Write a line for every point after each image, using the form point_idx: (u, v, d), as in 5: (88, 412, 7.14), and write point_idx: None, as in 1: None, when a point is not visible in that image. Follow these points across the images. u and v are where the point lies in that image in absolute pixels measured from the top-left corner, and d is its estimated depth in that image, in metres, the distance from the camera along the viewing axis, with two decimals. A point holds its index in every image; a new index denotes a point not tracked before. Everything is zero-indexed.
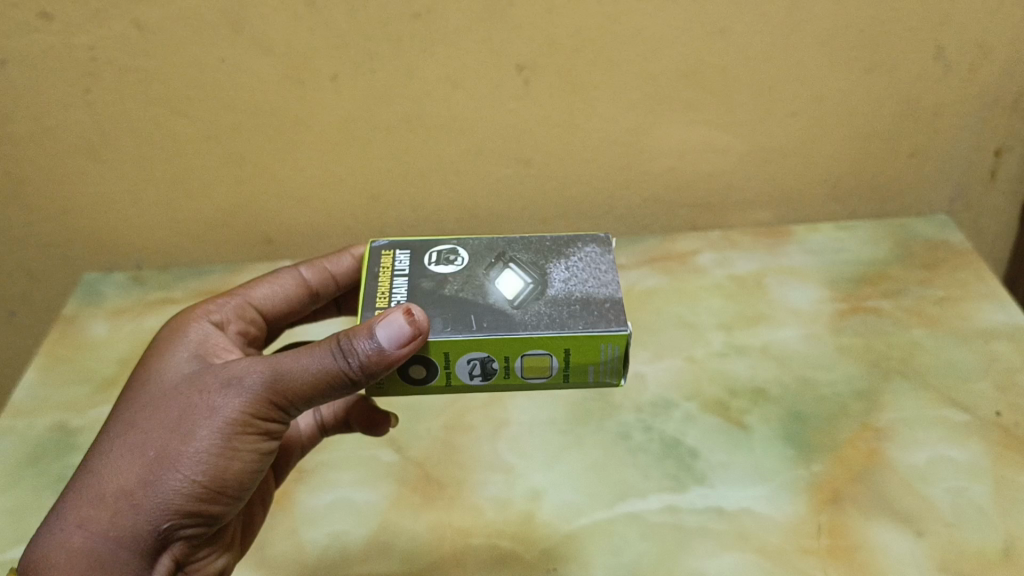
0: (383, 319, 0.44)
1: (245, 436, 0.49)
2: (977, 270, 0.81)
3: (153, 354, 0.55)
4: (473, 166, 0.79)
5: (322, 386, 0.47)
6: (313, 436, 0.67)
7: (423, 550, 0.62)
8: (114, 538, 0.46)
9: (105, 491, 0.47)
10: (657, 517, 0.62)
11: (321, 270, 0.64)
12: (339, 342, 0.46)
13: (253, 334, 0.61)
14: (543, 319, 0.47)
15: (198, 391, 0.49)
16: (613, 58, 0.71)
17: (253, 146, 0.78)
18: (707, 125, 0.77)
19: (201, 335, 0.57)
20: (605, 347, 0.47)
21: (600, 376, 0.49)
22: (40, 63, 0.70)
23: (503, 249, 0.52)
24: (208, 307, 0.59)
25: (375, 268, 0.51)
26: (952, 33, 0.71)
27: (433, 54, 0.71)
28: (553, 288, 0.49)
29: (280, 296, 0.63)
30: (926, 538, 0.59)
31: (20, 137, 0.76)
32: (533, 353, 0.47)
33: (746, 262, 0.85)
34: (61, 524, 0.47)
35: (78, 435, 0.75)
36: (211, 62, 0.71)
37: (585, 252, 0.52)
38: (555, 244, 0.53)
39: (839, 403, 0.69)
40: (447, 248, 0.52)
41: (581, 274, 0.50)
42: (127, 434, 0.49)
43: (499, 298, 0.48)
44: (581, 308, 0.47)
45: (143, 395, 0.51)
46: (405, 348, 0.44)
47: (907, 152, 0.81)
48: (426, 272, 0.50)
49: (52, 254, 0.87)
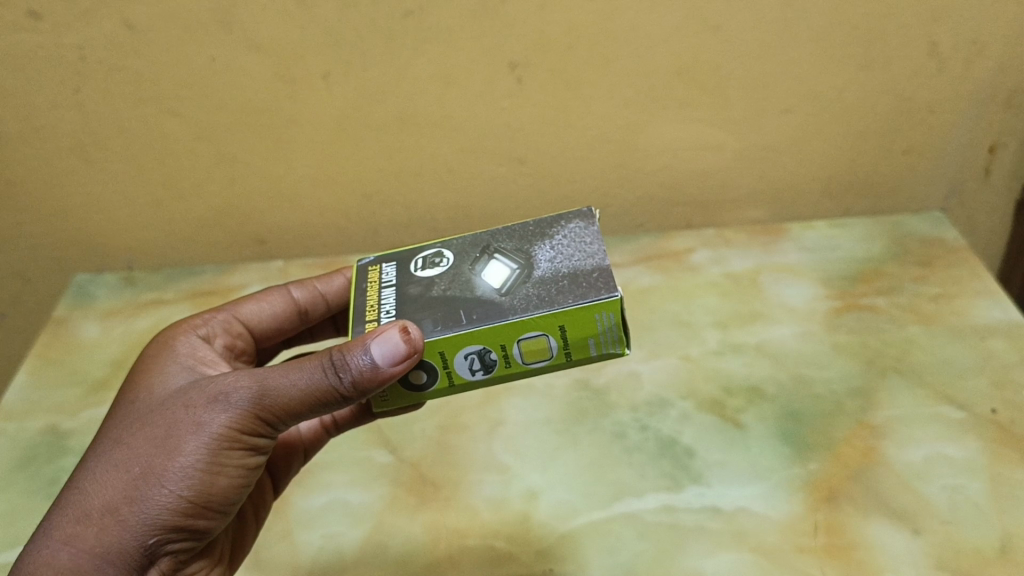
0: (378, 335, 0.44)
1: (231, 452, 0.48)
2: (972, 266, 0.81)
3: (142, 370, 0.55)
4: (467, 165, 0.79)
5: (311, 402, 0.46)
6: (316, 438, 0.64)
7: (420, 551, 0.61)
8: (99, 555, 0.45)
9: (92, 508, 0.47)
10: (653, 517, 0.61)
11: (311, 291, 0.63)
12: (331, 357, 0.45)
13: (240, 347, 0.61)
14: (532, 302, 0.45)
15: (184, 406, 0.48)
16: (607, 56, 0.71)
17: (245, 146, 0.77)
18: (702, 123, 0.77)
19: (189, 350, 0.57)
20: (600, 317, 0.44)
21: (604, 348, 0.45)
22: (29, 63, 0.69)
23: (488, 241, 0.50)
24: (195, 321, 0.59)
25: (363, 283, 0.51)
26: (947, 30, 0.71)
27: (425, 53, 0.70)
28: (540, 269, 0.47)
29: (270, 314, 0.63)
30: (923, 535, 0.59)
31: (9, 138, 0.75)
32: (528, 337, 0.45)
33: (741, 260, 0.85)
34: (46, 541, 0.46)
35: (69, 438, 0.75)
36: (202, 61, 0.70)
37: (570, 229, 0.49)
38: (539, 226, 0.50)
39: (835, 401, 0.69)
40: (433, 251, 0.51)
41: (566, 250, 0.48)
42: (114, 450, 0.48)
43: (487, 289, 0.47)
44: (569, 282, 0.45)
45: (132, 411, 0.51)
46: (399, 365, 0.43)
47: (902, 149, 0.80)
48: (413, 278, 0.49)
49: (42, 255, 0.86)
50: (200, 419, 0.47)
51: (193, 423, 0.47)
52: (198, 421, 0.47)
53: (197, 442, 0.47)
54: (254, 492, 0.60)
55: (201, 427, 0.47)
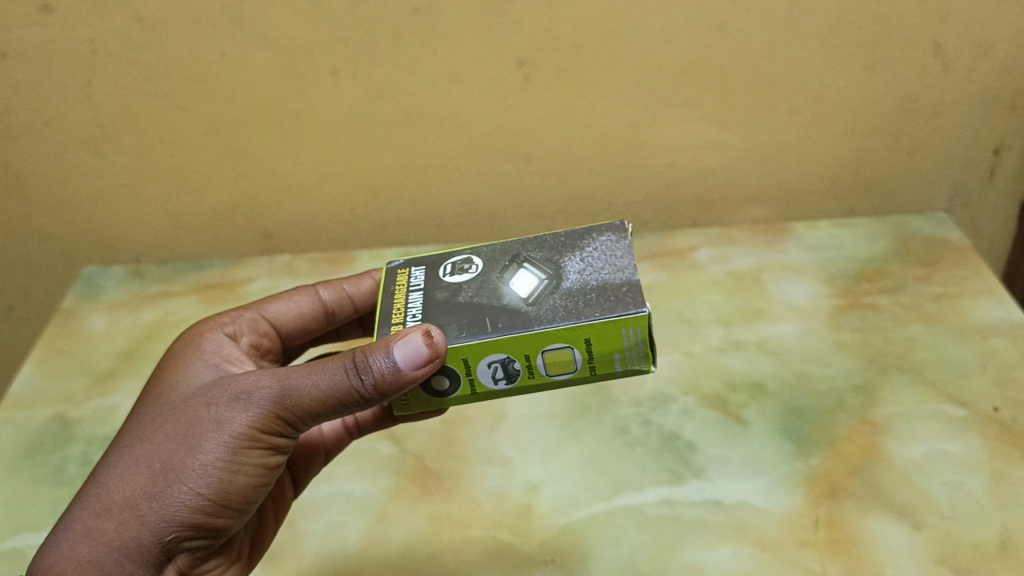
0: (401, 338, 0.44)
1: (252, 451, 0.48)
2: (976, 267, 0.81)
3: (169, 365, 0.56)
4: (472, 161, 0.80)
5: (332, 403, 0.47)
6: (338, 439, 0.64)
7: (422, 542, 0.62)
8: (118, 549, 0.47)
9: (113, 502, 0.48)
10: (654, 510, 0.62)
11: (339, 292, 0.63)
12: (353, 358, 0.45)
13: (266, 347, 0.62)
14: (558, 313, 0.45)
15: (207, 404, 0.49)
16: (613, 54, 0.72)
17: (253, 140, 0.78)
18: (706, 123, 0.77)
19: (215, 347, 0.57)
20: (626, 331, 0.44)
21: (629, 364, 0.46)
22: (42, 56, 0.71)
23: (517, 250, 0.51)
24: (222, 318, 0.60)
25: (391, 285, 0.52)
26: (952, 31, 0.71)
27: (432, 49, 0.71)
28: (568, 280, 0.47)
29: (296, 314, 0.63)
30: (923, 531, 0.59)
31: (20, 129, 0.76)
32: (552, 348, 0.45)
33: (745, 258, 0.85)
34: (69, 533, 0.48)
35: (75, 426, 0.75)
36: (212, 56, 0.71)
37: (601, 242, 0.50)
38: (569, 237, 0.51)
39: (837, 398, 0.69)
40: (462, 257, 0.52)
41: (596, 262, 0.48)
42: (138, 446, 0.50)
43: (513, 298, 0.47)
44: (597, 295, 0.45)
45: (156, 407, 0.52)
46: (421, 369, 0.44)
47: (907, 150, 0.81)
48: (441, 284, 0.50)
49: (51, 247, 0.88)
50: (221, 417, 0.48)
51: (214, 421, 0.48)
52: (220, 419, 0.48)
53: (217, 441, 0.48)
54: (274, 490, 0.61)
55: (222, 425, 0.48)
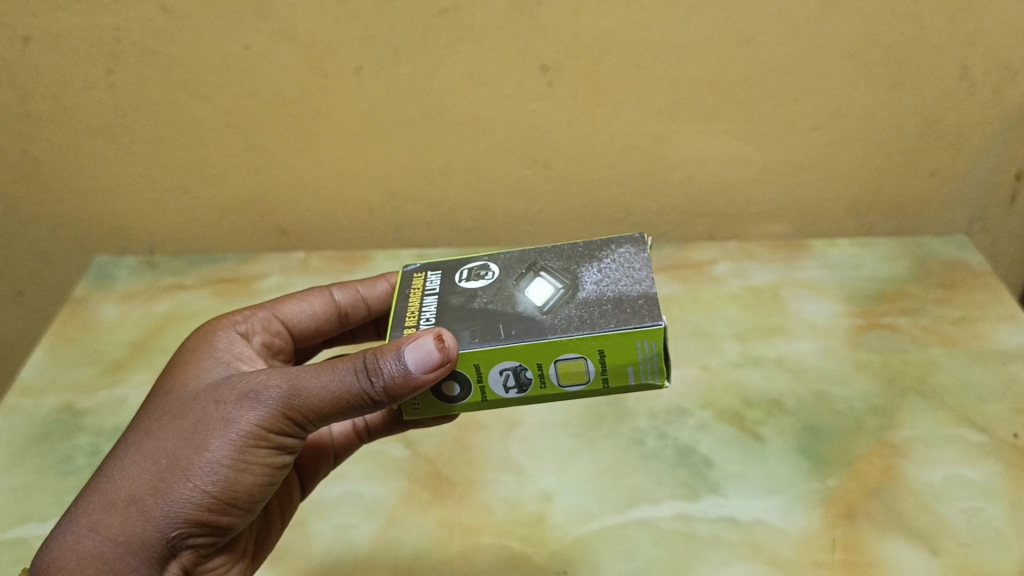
0: (412, 340, 0.44)
1: (258, 451, 0.48)
2: (996, 291, 0.80)
3: (180, 362, 0.56)
4: (492, 166, 0.79)
5: (341, 404, 0.46)
6: (347, 443, 0.63)
7: (432, 547, 0.61)
8: (122, 544, 0.46)
9: (118, 497, 0.47)
10: (668, 524, 0.61)
11: (354, 294, 0.63)
12: (364, 360, 0.45)
13: (278, 346, 0.61)
14: (573, 322, 0.45)
15: (215, 403, 0.49)
16: (639, 64, 0.71)
17: (273, 136, 0.77)
18: (729, 136, 0.77)
19: (227, 345, 0.57)
20: (641, 344, 0.44)
21: (643, 378, 0.45)
22: (64, 43, 0.71)
23: (535, 259, 0.51)
24: (235, 317, 0.60)
25: (407, 289, 0.51)
26: (980, 54, 0.71)
27: (457, 51, 0.71)
28: (584, 291, 0.47)
29: (310, 315, 0.62)
30: (941, 557, 0.58)
31: (39, 115, 0.76)
32: (566, 358, 0.45)
33: (764, 274, 0.85)
34: (73, 526, 0.47)
35: (84, 416, 0.75)
36: (235, 50, 0.71)
37: (619, 253, 0.49)
38: (588, 248, 0.51)
39: (854, 419, 0.69)
40: (479, 264, 0.51)
41: (614, 274, 0.48)
42: (144, 441, 0.49)
43: (528, 306, 0.47)
44: (613, 307, 0.45)
45: (165, 403, 0.52)
46: (432, 373, 0.43)
47: (929, 171, 0.80)
48: (456, 289, 0.50)
49: (63, 235, 0.87)
50: (229, 416, 0.48)
51: (222, 419, 0.48)
52: (227, 417, 0.48)
53: (224, 439, 0.47)
54: (281, 491, 0.60)
55: (230, 423, 0.47)
